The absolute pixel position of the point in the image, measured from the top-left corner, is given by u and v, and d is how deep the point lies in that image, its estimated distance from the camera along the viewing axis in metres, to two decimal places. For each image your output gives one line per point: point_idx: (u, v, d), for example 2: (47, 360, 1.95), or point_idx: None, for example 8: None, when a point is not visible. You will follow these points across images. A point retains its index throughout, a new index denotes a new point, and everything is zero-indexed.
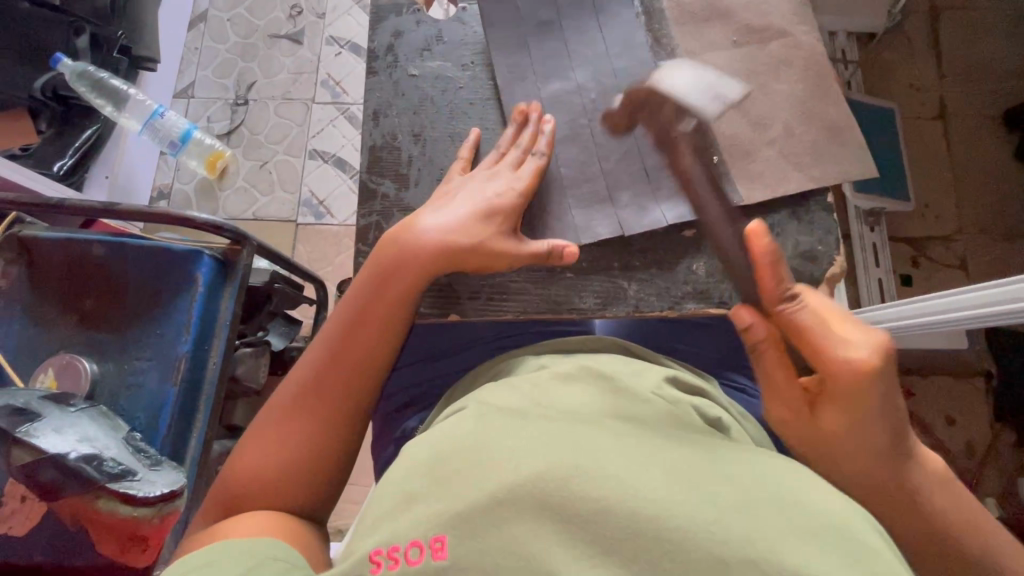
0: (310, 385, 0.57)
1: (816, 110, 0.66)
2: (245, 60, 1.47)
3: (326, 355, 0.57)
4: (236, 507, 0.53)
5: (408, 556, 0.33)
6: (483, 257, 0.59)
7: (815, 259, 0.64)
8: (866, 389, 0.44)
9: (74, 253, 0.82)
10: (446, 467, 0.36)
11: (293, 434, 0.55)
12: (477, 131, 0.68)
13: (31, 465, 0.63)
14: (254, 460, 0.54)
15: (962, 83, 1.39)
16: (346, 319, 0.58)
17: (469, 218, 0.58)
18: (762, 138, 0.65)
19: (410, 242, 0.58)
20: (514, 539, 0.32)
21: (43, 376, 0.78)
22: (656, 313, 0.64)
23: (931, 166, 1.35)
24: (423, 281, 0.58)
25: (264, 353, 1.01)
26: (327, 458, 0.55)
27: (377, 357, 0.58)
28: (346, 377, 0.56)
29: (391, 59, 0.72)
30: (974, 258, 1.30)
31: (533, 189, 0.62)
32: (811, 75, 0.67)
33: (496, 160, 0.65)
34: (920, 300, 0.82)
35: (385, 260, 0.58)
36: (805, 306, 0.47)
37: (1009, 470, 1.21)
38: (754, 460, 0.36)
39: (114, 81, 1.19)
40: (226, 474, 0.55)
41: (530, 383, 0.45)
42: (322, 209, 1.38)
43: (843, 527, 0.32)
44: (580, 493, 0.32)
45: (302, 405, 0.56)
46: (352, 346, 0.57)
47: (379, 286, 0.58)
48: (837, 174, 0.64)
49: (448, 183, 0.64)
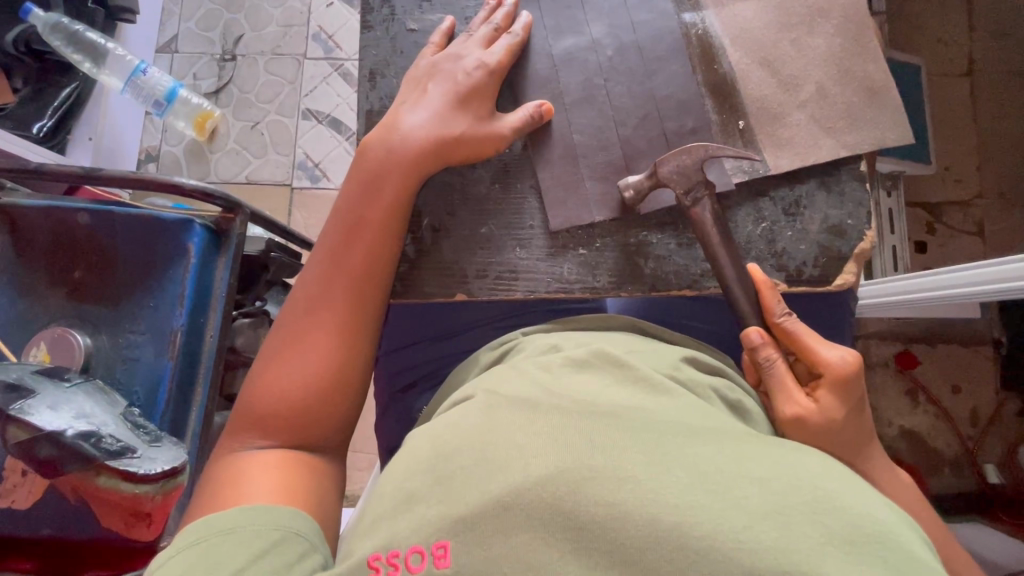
0: (313, 295, 0.54)
1: (852, 69, 0.60)
2: (231, 11, 1.38)
3: (324, 264, 0.55)
4: (259, 430, 0.49)
5: (409, 563, 0.31)
6: (469, 145, 0.58)
7: (844, 233, 0.60)
8: (859, 384, 0.48)
9: (59, 221, 0.78)
10: (449, 466, 0.34)
11: (308, 345, 0.52)
12: (451, 18, 0.64)
13: (26, 443, 0.61)
14: (271, 383, 0.51)
15: (993, 38, 1.31)
16: (341, 228, 0.56)
17: (450, 105, 0.57)
18: (793, 100, 0.61)
19: (397, 141, 0.57)
20: (522, 547, 0.30)
21: (36, 350, 0.75)
22: (674, 291, 0.62)
23: (954, 127, 1.29)
24: (418, 178, 0.57)
25: (264, 324, 0.97)
26: (349, 367, 0.53)
27: (378, 251, 0.56)
28: (353, 282, 0.55)
29: (387, 11, 0.66)
30: (993, 225, 1.26)
31: (506, 57, 0.60)
32: (849, 28, 0.61)
33: (467, 40, 0.62)
34: (947, 272, 0.79)
35: (373, 164, 0.56)
36: (799, 320, 0.52)
37: (1010, 439, 1.22)
38: (783, 455, 0.33)
39: (91, 34, 1.12)
40: (241, 407, 0.51)
41: (544, 371, 0.43)
42: (318, 172, 1.33)
43: (884, 536, 0.29)
44: (597, 497, 0.30)
45: (310, 317, 0.53)
46: (349, 248, 0.55)
47: (370, 187, 0.56)
48: (872, 140, 0.59)
49: (422, 69, 0.60)
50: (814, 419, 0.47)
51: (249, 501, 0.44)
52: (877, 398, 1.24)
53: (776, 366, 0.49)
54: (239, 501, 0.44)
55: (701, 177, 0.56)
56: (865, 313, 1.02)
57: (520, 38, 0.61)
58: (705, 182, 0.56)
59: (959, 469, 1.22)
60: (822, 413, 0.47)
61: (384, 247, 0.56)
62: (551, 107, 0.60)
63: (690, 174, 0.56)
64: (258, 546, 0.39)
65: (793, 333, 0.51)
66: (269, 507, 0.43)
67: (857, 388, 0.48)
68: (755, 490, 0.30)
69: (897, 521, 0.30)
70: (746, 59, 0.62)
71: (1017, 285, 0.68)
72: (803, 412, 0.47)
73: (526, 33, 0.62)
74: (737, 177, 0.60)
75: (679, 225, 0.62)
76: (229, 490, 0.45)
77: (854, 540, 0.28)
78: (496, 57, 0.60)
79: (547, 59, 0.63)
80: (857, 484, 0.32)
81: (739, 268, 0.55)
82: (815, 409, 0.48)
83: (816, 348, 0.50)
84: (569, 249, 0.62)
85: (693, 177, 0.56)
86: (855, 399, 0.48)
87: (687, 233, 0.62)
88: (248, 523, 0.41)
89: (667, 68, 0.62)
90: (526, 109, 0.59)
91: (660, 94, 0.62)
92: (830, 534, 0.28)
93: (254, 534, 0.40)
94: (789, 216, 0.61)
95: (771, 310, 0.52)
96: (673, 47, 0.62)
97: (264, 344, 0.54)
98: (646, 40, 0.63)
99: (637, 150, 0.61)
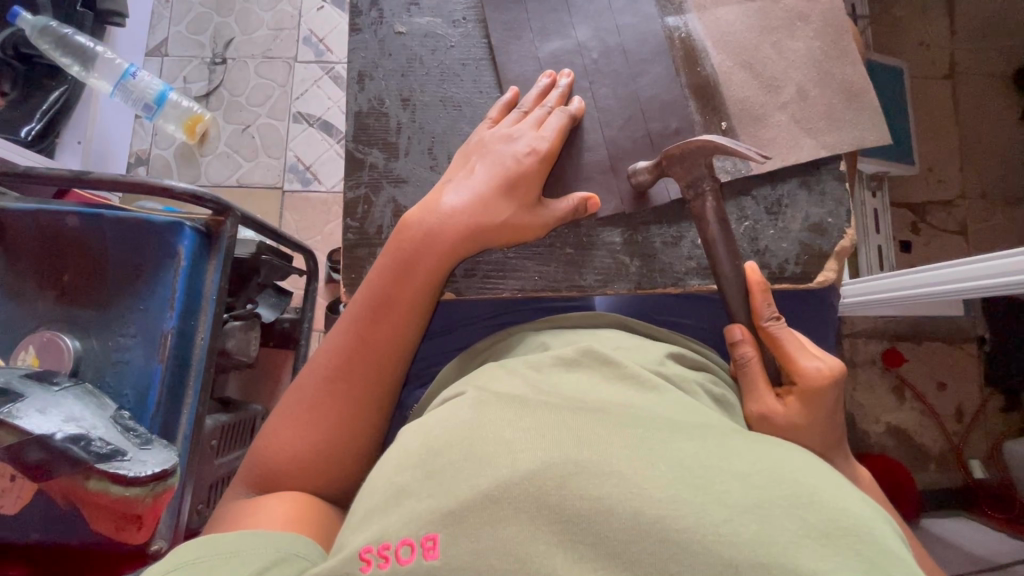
0: (333, 372, 0.54)
1: (831, 71, 0.62)
2: (221, 14, 1.39)
3: (348, 340, 0.55)
4: (268, 488, 0.51)
5: (399, 555, 0.31)
6: (504, 234, 0.58)
7: (825, 232, 0.62)
8: (831, 394, 0.49)
9: (47, 225, 0.78)
10: (439, 460, 0.34)
11: (322, 421, 0.53)
12: (515, 89, 0.63)
13: (14, 448, 0.59)
14: (286, 446, 0.52)
15: (974, 41, 1.33)
16: (369, 304, 0.55)
17: (493, 191, 0.56)
18: (774, 101, 0.62)
19: (433, 223, 0.55)
20: (509, 540, 0.30)
21: (24, 354, 0.74)
22: (659, 289, 0.63)
23: (937, 129, 1.31)
24: (450, 263, 0.56)
25: (252, 327, 1.00)
26: (359, 443, 0.53)
27: (401, 336, 0.55)
28: (376, 365, 0.54)
29: (376, 14, 0.67)
30: (975, 224, 1.29)
31: (557, 144, 0.59)
32: (828, 32, 0.62)
33: (521, 117, 0.61)
34: (931, 270, 0.80)
35: (408, 244, 0.55)
36: (786, 326, 0.53)
37: (993, 434, 1.24)
38: (764, 449, 0.34)
39: (80, 37, 1.11)
40: (255, 455, 0.53)
41: (530, 369, 0.43)
42: (310, 175, 1.33)
43: (861, 528, 0.29)
44: (581, 492, 0.31)
45: (331, 397, 0.53)
46: (376, 331, 0.55)
47: (404, 269, 0.55)
48: (852, 141, 0.61)
49: (473, 144, 0.60)
50: (777, 419, 0.49)
51: (258, 528, 0.45)
52: (865, 395, 1.25)
53: (751, 365, 0.51)
54: (252, 526, 0.45)
55: (707, 169, 0.56)
56: (849, 311, 1.04)
57: (571, 119, 0.60)
58: (711, 175, 0.56)
59: (945, 464, 1.24)
60: (789, 417, 0.49)
61: (408, 329, 0.55)
62: (597, 200, 0.61)
63: (694, 166, 0.56)
64: (257, 565, 0.40)
65: (777, 339, 0.52)
66: (273, 532, 0.44)
67: (829, 398, 0.49)
68: (736, 485, 0.31)
69: (875, 514, 0.31)
70: (730, 60, 0.63)
71: (997, 282, 0.70)
72: (766, 411, 0.49)
73: (577, 113, 0.61)
74: (722, 177, 0.62)
75: (666, 224, 0.63)
76: (246, 516, 0.47)
77: (830, 533, 0.29)
78: (549, 143, 0.59)
79: (533, 62, 0.65)
80: (835, 479, 0.33)
81: (736, 264, 0.55)
82: (781, 411, 0.49)
83: (798, 356, 0.51)
84: (557, 250, 0.63)
85: (698, 170, 0.56)
86: (825, 406, 0.49)
87: (673, 230, 0.63)
88: (248, 547, 0.41)
89: (652, 70, 0.63)
90: (572, 199, 0.59)
91: (648, 96, 0.63)
92: (808, 527, 0.29)
93: (251, 555, 0.41)
94: (771, 215, 0.62)
95: (757, 314, 0.54)
96: (658, 50, 0.63)
97: (280, 405, 0.54)
98: (631, 43, 0.64)
99: (622, 151, 0.62)
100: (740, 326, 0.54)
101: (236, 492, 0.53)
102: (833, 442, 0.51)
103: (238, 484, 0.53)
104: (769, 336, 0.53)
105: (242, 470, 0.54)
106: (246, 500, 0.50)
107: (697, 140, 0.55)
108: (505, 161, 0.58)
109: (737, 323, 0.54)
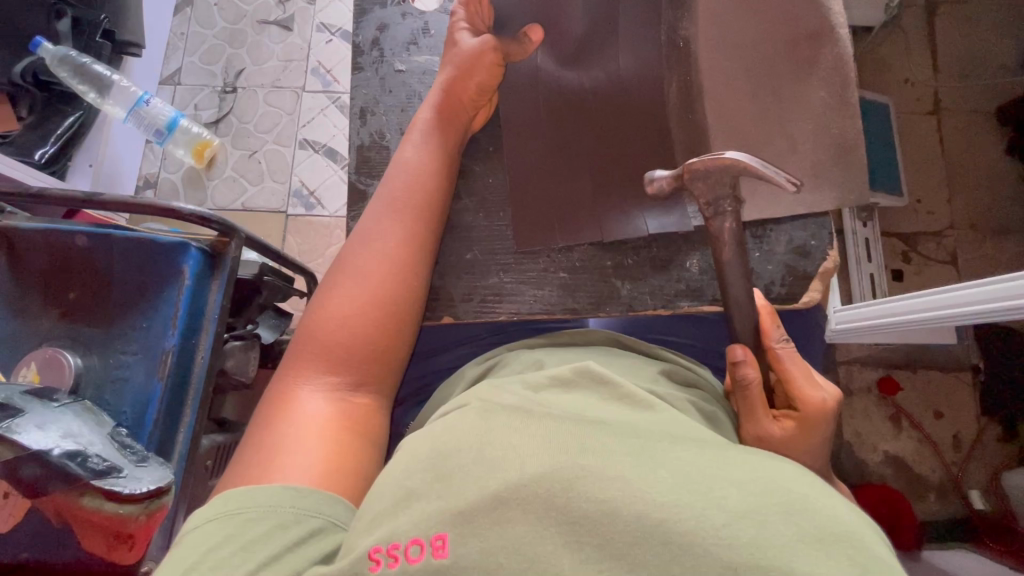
0: (353, 268, 0.57)
1: (828, 125, 0.59)
2: (233, 46, 1.44)
3: (368, 237, 0.58)
4: (303, 392, 0.51)
5: (409, 554, 0.33)
6: (442, 127, 0.64)
7: (809, 254, 0.64)
8: (828, 421, 0.51)
9: (55, 245, 0.80)
10: (448, 464, 0.36)
11: (350, 311, 0.55)
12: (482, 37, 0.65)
13: (14, 462, 0.60)
14: (321, 345, 0.53)
15: (956, 79, 1.39)
16: (383, 206, 0.60)
17: (431, 96, 0.65)
18: (765, 153, 0.61)
19: (417, 132, 0.63)
20: (519, 538, 0.31)
21: (26, 370, 0.76)
22: (651, 311, 0.64)
23: (924, 162, 1.36)
24: (442, 161, 0.62)
25: (253, 346, 0.96)
26: (393, 332, 0.56)
27: (419, 227, 0.59)
28: (397, 249, 0.58)
29: (377, 54, 0.71)
30: (964, 253, 1.31)
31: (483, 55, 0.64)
32: (835, 80, 0.58)
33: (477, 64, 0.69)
34: (919, 295, 0.82)
35: (412, 156, 0.62)
36: (794, 353, 0.54)
37: (993, 464, 1.23)
38: (756, 462, 0.34)
39: (97, 66, 1.16)
40: (287, 367, 0.53)
41: (526, 388, 0.44)
42: (313, 200, 1.36)
43: (847, 535, 0.30)
44: (587, 494, 0.31)
45: (335, 311, 0.55)
46: (392, 224, 0.59)
47: (411, 172, 0.61)
48: (832, 201, 0.60)
49: None
50: (774, 439, 0.50)
51: (291, 480, 0.45)
52: (861, 422, 1.26)
53: (754, 386, 0.50)
54: (284, 476, 0.45)
55: (731, 188, 0.54)
56: (837, 339, 1.06)
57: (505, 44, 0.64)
58: (733, 195, 0.54)
59: (946, 494, 1.23)
60: (784, 439, 0.50)
61: (427, 221, 0.60)
62: (491, 66, 0.63)
63: (719, 184, 0.54)
64: (279, 548, 0.40)
65: (786, 365, 0.53)
66: (303, 490, 0.44)
67: (827, 423, 0.51)
68: (732, 491, 0.31)
69: (862, 524, 0.31)
70: (723, 111, 0.62)
71: (986, 307, 0.71)
72: (765, 435, 0.50)
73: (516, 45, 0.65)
74: (695, 221, 0.64)
75: (658, 249, 0.65)
76: (276, 454, 0.46)
77: (822, 538, 0.29)
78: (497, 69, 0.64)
79: (529, 94, 0.68)
80: (825, 488, 0.33)
81: (748, 288, 0.55)
82: (779, 434, 0.50)
83: (806, 385, 0.52)
84: (551, 274, 0.66)
85: (721, 189, 0.54)
86: (821, 430, 0.51)
87: (666, 256, 0.65)
88: (280, 515, 0.42)
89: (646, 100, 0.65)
90: (474, 82, 0.64)
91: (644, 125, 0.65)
92: (801, 532, 0.29)
93: (270, 534, 0.41)
94: (757, 239, 0.64)
95: (767, 337, 0.55)
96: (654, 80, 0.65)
97: (289, 352, 0.55)
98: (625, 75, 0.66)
99: (616, 176, 0.65)
100: (743, 347, 0.53)
101: (256, 429, 0.50)
102: (820, 466, 0.53)
103: (257, 419, 0.51)
104: (778, 360, 0.54)
105: (267, 396, 0.53)
106: (269, 431, 0.49)
107: (723, 158, 0.53)
108: (444, 88, 0.64)
109: (739, 344, 0.54)
